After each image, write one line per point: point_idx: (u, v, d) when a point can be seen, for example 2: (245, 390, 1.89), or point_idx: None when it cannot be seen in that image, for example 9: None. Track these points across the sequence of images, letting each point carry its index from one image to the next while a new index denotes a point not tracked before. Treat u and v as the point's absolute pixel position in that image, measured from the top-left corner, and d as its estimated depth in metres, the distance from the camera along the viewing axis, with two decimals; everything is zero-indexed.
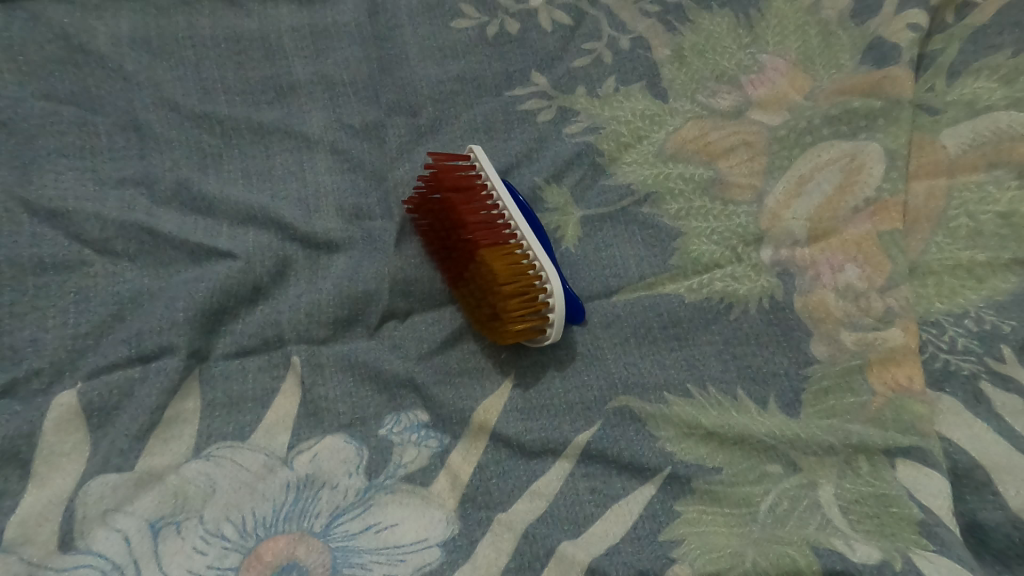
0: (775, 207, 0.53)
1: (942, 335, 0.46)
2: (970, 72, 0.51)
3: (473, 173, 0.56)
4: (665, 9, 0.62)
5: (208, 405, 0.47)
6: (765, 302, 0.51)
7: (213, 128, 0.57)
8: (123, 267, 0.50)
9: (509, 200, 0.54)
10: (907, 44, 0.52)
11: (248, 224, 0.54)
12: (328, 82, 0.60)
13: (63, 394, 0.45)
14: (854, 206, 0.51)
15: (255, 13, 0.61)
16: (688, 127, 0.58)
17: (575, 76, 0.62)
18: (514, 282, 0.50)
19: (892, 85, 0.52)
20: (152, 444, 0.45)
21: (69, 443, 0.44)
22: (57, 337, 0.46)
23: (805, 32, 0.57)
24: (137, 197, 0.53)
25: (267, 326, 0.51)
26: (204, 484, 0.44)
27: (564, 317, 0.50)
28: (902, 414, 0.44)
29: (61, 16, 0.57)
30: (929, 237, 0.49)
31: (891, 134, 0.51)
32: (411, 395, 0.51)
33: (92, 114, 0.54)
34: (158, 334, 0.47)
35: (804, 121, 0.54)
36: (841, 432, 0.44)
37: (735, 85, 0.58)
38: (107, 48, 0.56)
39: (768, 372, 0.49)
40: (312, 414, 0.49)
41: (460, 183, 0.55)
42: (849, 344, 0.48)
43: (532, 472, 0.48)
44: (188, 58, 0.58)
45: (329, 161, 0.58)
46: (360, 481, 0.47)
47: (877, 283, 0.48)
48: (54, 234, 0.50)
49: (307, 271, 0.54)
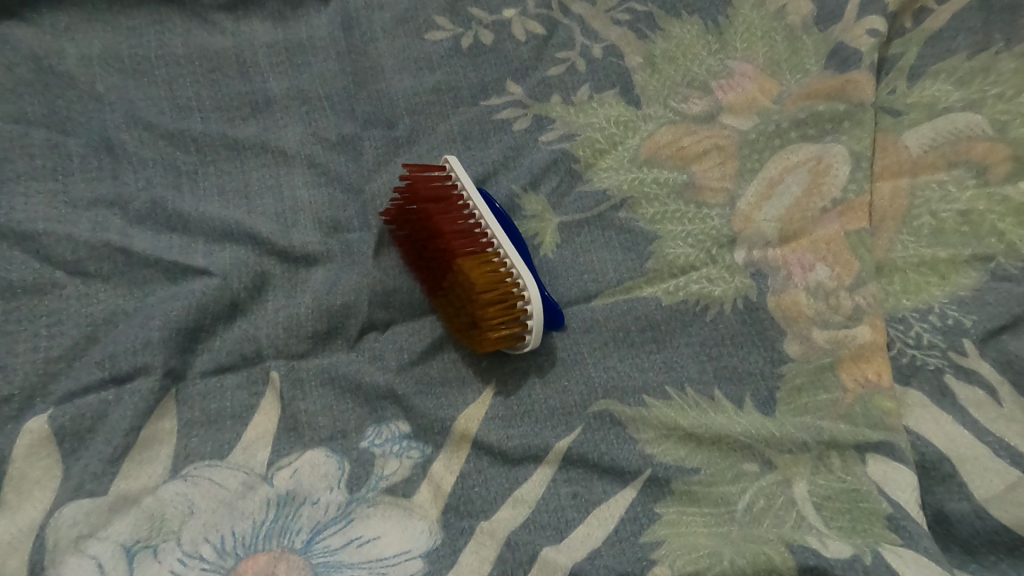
0: (747, 210, 0.54)
1: (909, 331, 0.47)
2: (930, 74, 0.52)
3: (449, 183, 0.57)
4: (636, 17, 0.63)
5: (185, 424, 0.47)
6: (740, 302, 0.52)
7: (187, 146, 0.56)
8: (97, 287, 0.50)
9: (485, 209, 0.55)
10: (869, 49, 0.54)
11: (224, 240, 0.54)
12: (303, 97, 0.61)
13: (35, 419, 0.44)
14: (822, 206, 0.52)
15: (229, 30, 0.61)
16: (661, 132, 0.59)
17: (549, 85, 0.62)
18: (491, 290, 0.50)
19: (856, 88, 0.53)
20: (127, 466, 0.44)
21: (42, 468, 0.43)
22: (28, 361, 0.46)
23: (772, 37, 0.58)
24: (110, 217, 0.52)
25: (245, 342, 0.50)
26: (180, 506, 0.44)
27: (542, 323, 0.51)
28: (871, 409, 0.45)
29: (30, 37, 0.56)
30: (894, 236, 0.49)
31: (856, 136, 0.52)
32: (391, 406, 0.51)
33: (63, 135, 0.54)
34: (132, 354, 0.47)
35: (772, 124, 0.55)
36: (815, 429, 0.45)
37: (706, 90, 0.59)
38: (77, 68, 0.56)
39: (744, 372, 0.49)
40: (292, 428, 0.49)
41: (436, 193, 0.55)
42: (822, 342, 0.48)
43: (513, 479, 0.48)
44: (161, 76, 0.58)
45: (306, 175, 0.58)
46: (340, 495, 0.47)
47: (846, 281, 0.49)
48: (24, 257, 0.49)
49: (285, 286, 0.54)
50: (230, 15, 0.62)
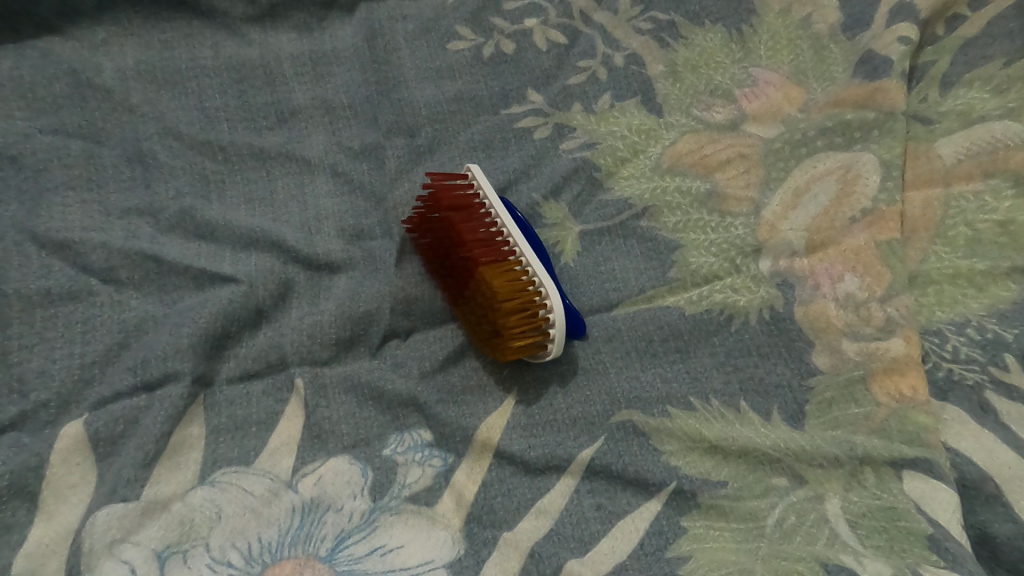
0: (772, 219, 0.53)
1: (945, 344, 0.46)
2: (962, 82, 0.51)
3: (471, 192, 0.57)
4: (658, 25, 0.63)
5: (213, 430, 0.48)
6: (766, 313, 0.51)
7: (216, 155, 0.58)
8: (129, 295, 0.51)
9: (507, 217, 0.55)
10: (899, 56, 0.53)
11: (251, 248, 0.55)
12: (328, 107, 0.61)
13: (70, 424, 0.45)
14: (851, 215, 0.51)
15: (256, 41, 0.62)
16: (684, 141, 0.58)
17: (571, 94, 0.62)
18: (514, 298, 0.50)
19: (886, 96, 0.52)
20: (158, 472, 0.45)
21: (76, 473, 0.44)
22: (63, 367, 0.47)
23: (797, 45, 0.58)
24: (142, 225, 0.53)
25: (271, 349, 0.51)
26: (209, 512, 0.44)
27: (564, 332, 0.51)
28: (906, 424, 0.44)
29: (67, 51, 0.58)
30: (927, 246, 0.49)
31: (886, 145, 0.51)
32: (414, 415, 0.51)
33: (97, 146, 0.55)
34: (163, 361, 0.48)
35: (798, 132, 0.55)
36: (846, 444, 0.44)
37: (730, 98, 0.58)
38: (111, 80, 0.57)
39: (771, 384, 0.49)
40: (316, 436, 0.49)
41: (459, 202, 0.55)
42: (851, 354, 0.47)
43: (536, 490, 0.48)
44: (191, 88, 0.59)
45: (330, 183, 0.59)
46: (364, 503, 0.47)
47: (877, 292, 0.48)
48: (60, 265, 0.50)
49: (310, 293, 0.54)
50: (258, 26, 0.63)
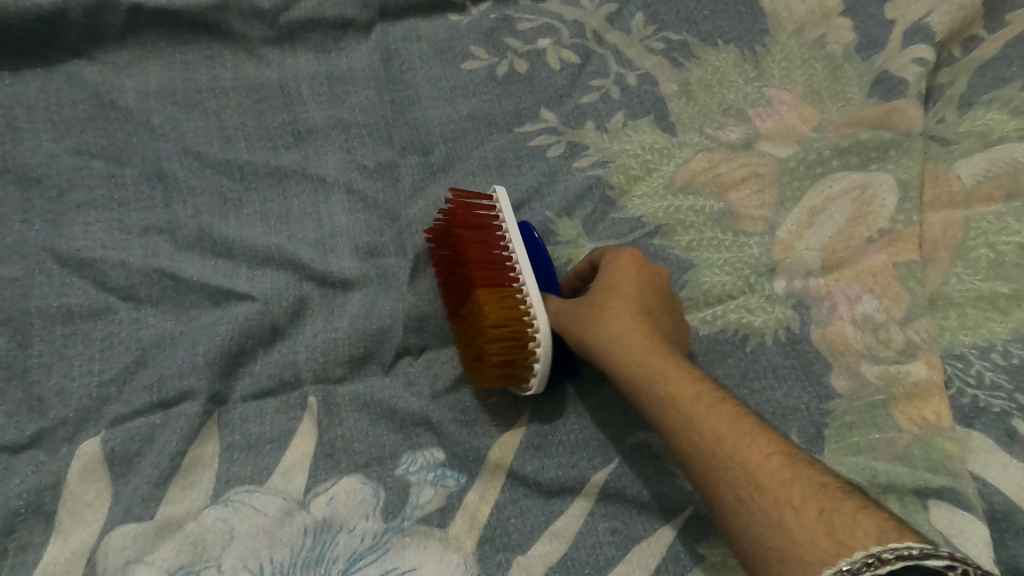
0: (787, 238, 0.53)
1: (969, 368, 0.45)
2: (982, 102, 0.51)
3: (491, 214, 0.55)
4: (671, 45, 0.63)
5: (227, 448, 0.48)
6: (782, 333, 0.50)
7: (233, 174, 0.58)
8: (147, 312, 0.52)
9: (520, 245, 0.52)
10: (914, 78, 0.53)
11: (266, 265, 0.55)
12: (344, 126, 0.62)
13: (88, 442, 0.46)
14: (868, 236, 0.50)
15: (275, 62, 0.63)
16: (696, 159, 0.58)
17: (583, 113, 0.63)
18: (503, 327, 0.48)
19: (901, 117, 0.52)
20: (172, 491, 0.45)
21: (94, 492, 0.44)
22: (83, 386, 0.47)
23: (812, 64, 0.58)
24: (160, 243, 0.54)
25: (285, 366, 0.51)
26: (222, 532, 0.44)
27: (548, 369, 0.50)
28: (931, 452, 0.43)
29: (92, 74, 0.59)
30: (948, 268, 0.48)
31: (904, 166, 0.51)
32: (427, 433, 0.51)
33: (120, 166, 0.56)
34: (179, 379, 0.48)
35: (813, 152, 0.55)
36: (868, 471, 0.44)
37: (743, 117, 0.59)
38: (134, 102, 0.59)
39: (788, 406, 0.48)
40: (328, 454, 0.49)
41: (475, 222, 0.53)
42: (871, 378, 0.47)
43: (550, 512, 0.48)
44: (211, 108, 0.60)
45: (344, 201, 0.59)
46: (376, 523, 0.47)
47: (897, 315, 0.48)
48: (82, 284, 0.51)
49: (323, 310, 0.55)
50: (276, 47, 0.64)
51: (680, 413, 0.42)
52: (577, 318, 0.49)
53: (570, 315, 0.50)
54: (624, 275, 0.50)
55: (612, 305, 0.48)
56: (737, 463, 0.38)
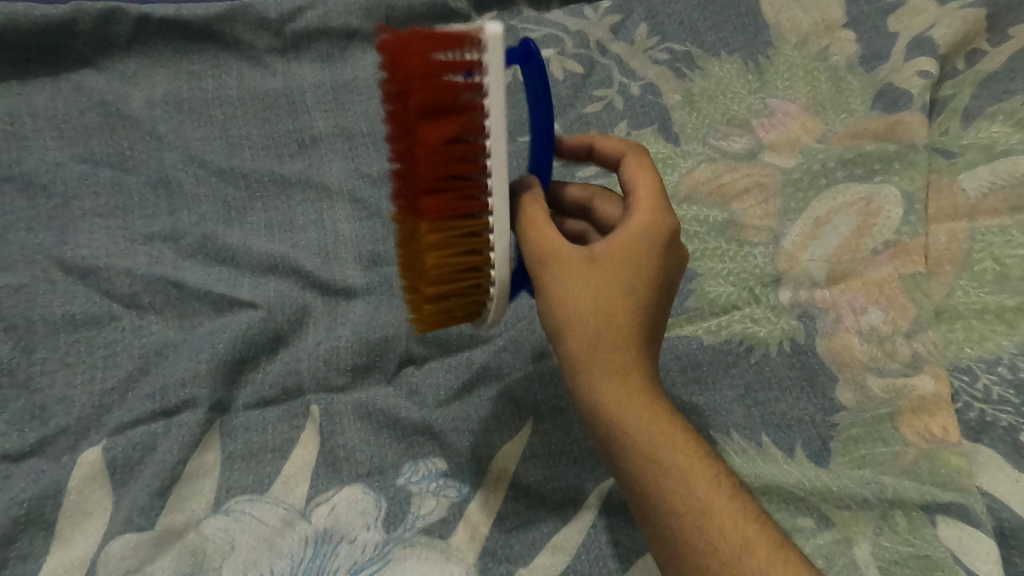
0: (792, 249, 0.53)
1: (975, 383, 0.44)
2: (986, 116, 0.52)
3: (469, 63, 0.36)
4: (674, 56, 0.63)
5: (228, 457, 0.48)
6: (787, 344, 0.50)
7: (237, 183, 0.58)
8: (150, 320, 0.52)
9: (497, 133, 0.36)
10: (918, 90, 0.54)
11: (270, 273, 0.55)
12: (348, 134, 0.62)
13: (90, 451, 0.45)
14: (873, 247, 0.50)
15: (280, 71, 0.64)
16: (700, 169, 0.58)
17: (587, 122, 0.63)
18: (445, 262, 0.38)
19: (906, 130, 0.53)
20: (173, 500, 0.45)
21: (95, 501, 0.44)
22: (85, 394, 0.47)
23: (815, 76, 0.59)
24: (164, 251, 0.54)
25: (287, 375, 0.51)
26: (222, 542, 0.44)
27: (505, 299, 0.40)
28: (938, 467, 0.43)
29: (99, 84, 0.60)
30: (954, 281, 0.48)
31: (908, 178, 0.51)
32: (428, 442, 0.50)
33: (125, 175, 0.57)
34: (181, 387, 0.48)
35: (817, 163, 0.55)
36: (875, 485, 0.43)
37: (747, 128, 0.59)
38: (140, 111, 0.59)
39: (793, 418, 0.47)
40: (330, 463, 0.49)
41: (438, 79, 0.35)
42: (877, 391, 0.46)
43: (552, 523, 0.47)
44: (216, 116, 0.61)
45: (347, 209, 0.59)
46: (377, 534, 0.46)
47: (902, 327, 0.47)
48: (86, 292, 0.51)
49: (326, 318, 0.55)
50: (281, 56, 0.64)
51: (641, 432, 0.40)
52: (557, 273, 0.41)
53: (551, 265, 0.41)
54: (632, 249, 0.41)
55: (604, 285, 0.41)
56: (682, 489, 0.39)
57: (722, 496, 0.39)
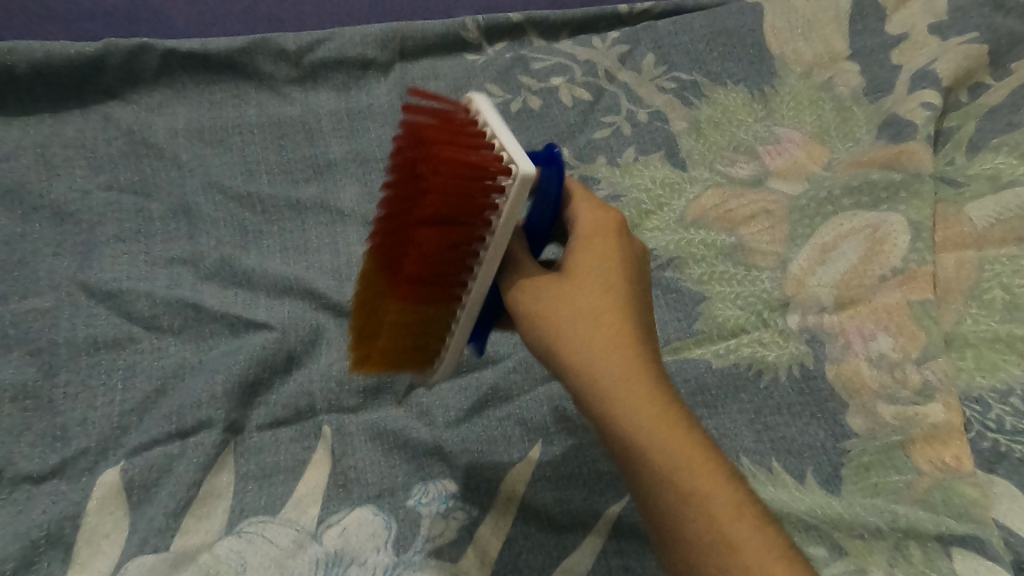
0: (800, 274, 0.53)
1: (988, 412, 0.44)
2: (991, 147, 0.53)
3: (492, 198, 0.37)
4: (681, 85, 0.65)
5: (242, 478, 0.48)
6: (796, 369, 0.50)
7: (255, 207, 0.60)
8: (168, 341, 0.53)
9: (489, 272, 0.39)
10: (923, 121, 0.54)
11: (285, 295, 0.56)
12: (363, 160, 0.64)
13: (108, 471, 0.46)
14: (881, 274, 0.51)
15: (298, 100, 0.66)
16: (707, 195, 0.59)
17: (595, 147, 0.64)
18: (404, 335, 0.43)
19: (911, 159, 0.53)
20: (187, 521, 0.46)
21: (111, 522, 0.45)
22: (105, 415, 0.48)
23: (820, 106, 0.60)
24: (183, 275, 0.56)
25: (301, 396, 0.52)
26: (234, 564, 0.44)
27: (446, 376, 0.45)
28: (952, 497, 0.43)
29: (126, 113, 0.62)
30: (963, 308, 0.48)
31: (914, 206, 0.52)
32: (439, 464, 0.51)
33: (148, 200, 0.58)
34: (198, 409, 0.49)
35: (824, 190, 0.55)
36: (888, 514, 0.43)
37: (753, 155, 0.60)
38: (164, 139, 0.61)
39: (804, 444, 0.47)
40: (341, 485, 0.49)
41: (463, 200, 0.36)
42: (888, 418, 0.46)
43: (562, 548, 0.47)
44: (236, 143, 0.63)
45: (361, 232, 0.61)
46: (387, 557, 0.46)
47: (912, 354, 0.47)
48: (108, 314, 0.53)
49: (339, 340, 0.55)
50: (300, 86, 0.66)
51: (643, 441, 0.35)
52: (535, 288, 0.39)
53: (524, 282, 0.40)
54: (596, 252, 0.40)
55: (582, 290, 0.39)
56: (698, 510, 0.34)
57: (745, 522, 0.33)
